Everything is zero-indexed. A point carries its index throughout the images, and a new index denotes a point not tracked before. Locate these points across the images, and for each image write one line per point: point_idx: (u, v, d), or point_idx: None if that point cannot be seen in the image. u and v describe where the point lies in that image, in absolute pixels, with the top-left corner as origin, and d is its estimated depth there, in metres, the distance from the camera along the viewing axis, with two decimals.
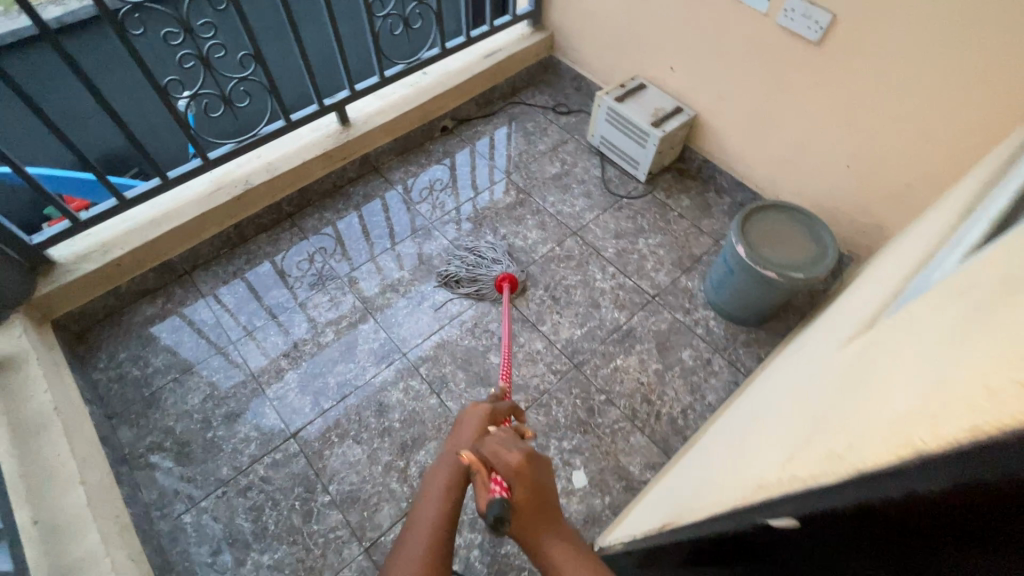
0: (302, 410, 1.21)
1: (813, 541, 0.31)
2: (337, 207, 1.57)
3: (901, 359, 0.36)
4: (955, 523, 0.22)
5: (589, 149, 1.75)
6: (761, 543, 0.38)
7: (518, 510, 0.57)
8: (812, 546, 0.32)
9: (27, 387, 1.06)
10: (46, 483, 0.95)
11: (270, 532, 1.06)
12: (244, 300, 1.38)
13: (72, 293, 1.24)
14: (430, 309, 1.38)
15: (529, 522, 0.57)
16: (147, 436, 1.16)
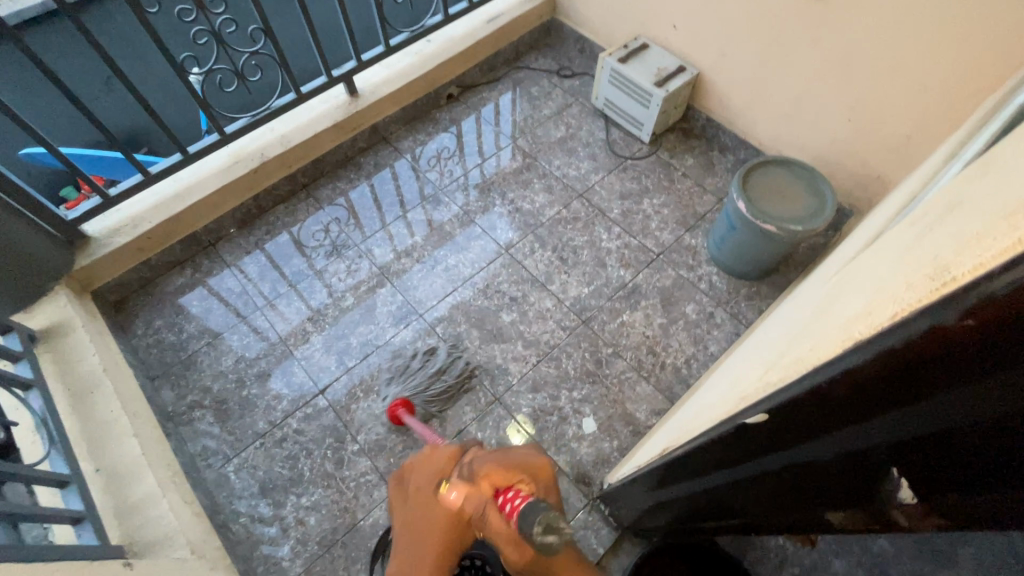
0: (327, 368, 1.30)
1: (784, 426, 0.38)
2: (349, 177, 1.62)
3: (862, 280, 0.41)
4: (872, 384, 0.29)
5: (594, 112, 1.77)
6: (744, 434, 0.45)
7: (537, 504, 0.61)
8: (782, 428, 0.39)
9: (77, 351, 1.16)
10: (103, 435, 1.05)
11: (306, 477, 1.16)
12: (266, 269, 1.45)
13: (109, 264, 1.32)
14: (443, 272, 1.45)
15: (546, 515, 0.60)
16: (187, 395, 1.26)
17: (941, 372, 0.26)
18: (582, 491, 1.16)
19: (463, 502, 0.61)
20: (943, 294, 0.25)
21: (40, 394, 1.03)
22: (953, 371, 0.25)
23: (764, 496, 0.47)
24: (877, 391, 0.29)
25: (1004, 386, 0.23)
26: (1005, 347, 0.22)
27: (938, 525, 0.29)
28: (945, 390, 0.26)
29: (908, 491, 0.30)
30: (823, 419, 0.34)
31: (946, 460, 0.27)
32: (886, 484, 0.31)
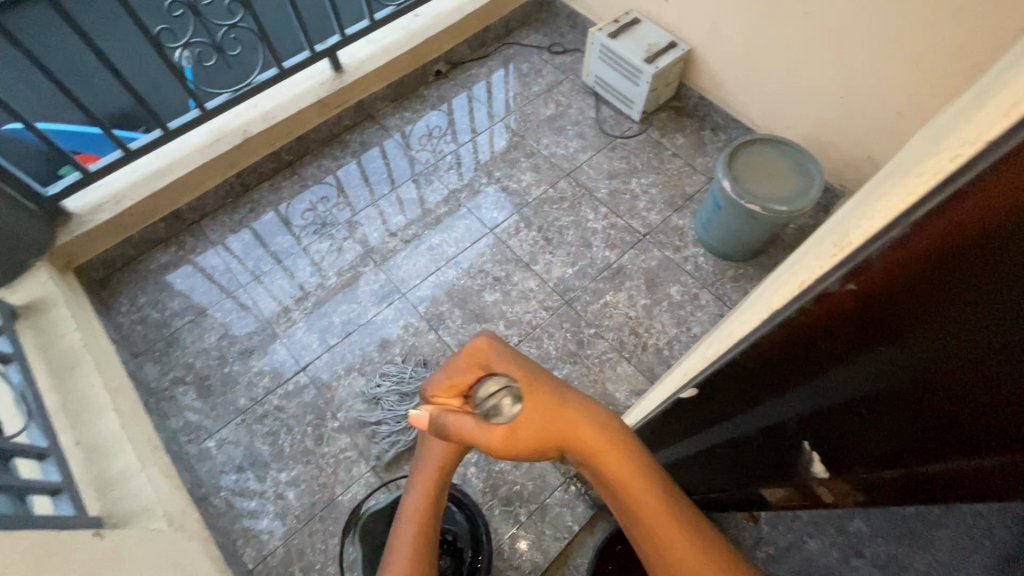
0: (310, 346, 1.30)
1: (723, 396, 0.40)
2: (335, 155, 1.60)
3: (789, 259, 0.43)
4: (789, 354, 0.33)
5: (585, 89, 1.73)
6: (684, 410, 0.48)
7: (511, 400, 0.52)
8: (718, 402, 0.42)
9: (58, 327, 1.16)
10: (84, 410, 1.06)
11: (286, 453, 1.17)
12: (250, 247, 1.45)
13: (91, 241, 1.32)
14: (427, 251, 1.44)
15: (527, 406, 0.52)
16: (170, 371, 1.27)
17: (846, 338, 0.29)
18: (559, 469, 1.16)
19: (427, 419, 0.54)
20: (842, 257, 0.27)
21: (19, 368, 1.04)
22: (855, 339, 0.28)
23: (709, 470, 0.49)
24: (795, 358, 0.32)
25: (901, 350, 0.26)
26: (898, 308, 0.25)
27: (856, 499, 0.32)
28: (852, 358, 0.29)
29: (820, 464, 0.33)
30: (755, 391, 0.37)
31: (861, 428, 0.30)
32: (803, 458, 0.34)
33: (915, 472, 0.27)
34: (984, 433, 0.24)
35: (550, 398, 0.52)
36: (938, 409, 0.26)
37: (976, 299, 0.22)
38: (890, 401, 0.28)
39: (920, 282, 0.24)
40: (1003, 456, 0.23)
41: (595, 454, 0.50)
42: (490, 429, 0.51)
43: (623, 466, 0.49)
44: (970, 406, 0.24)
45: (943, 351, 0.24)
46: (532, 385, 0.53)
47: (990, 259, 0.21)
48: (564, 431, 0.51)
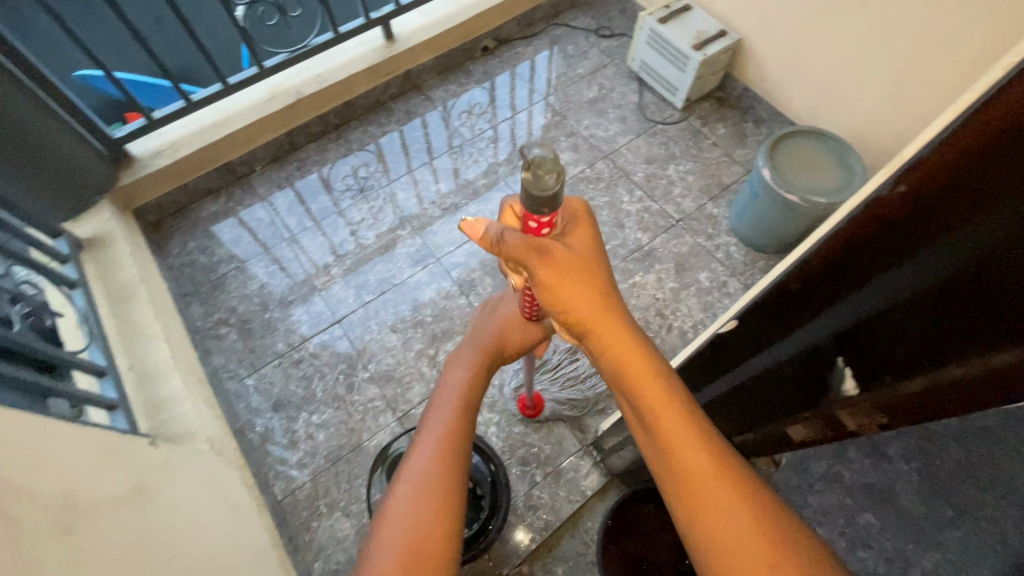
0: (345, 300, 1.36)
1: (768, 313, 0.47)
2: (380, 122, 1.65)
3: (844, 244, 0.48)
4: (834, 267, 0.39)
5: (629, 74, 1.74)
6: (724, 345, 0.55)
7: (554, 257, 0.58)
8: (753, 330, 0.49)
9: (117, 260, 1.24)
10: (137, 337, 1.14)
11: (318, 397, 1.23)
12: (294, 204, 1.51)
13: (149, 184, 1.40)
14: (463, 220, 1.48)
15: (559, 274, 0.58)
16: (214, 312, 1.34)
17: (886, 247, 0.35)
18: (577, 437, 1.20)
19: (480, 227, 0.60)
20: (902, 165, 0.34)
21: (83, 294, 1.12)
22: (892, 249, 0.35)
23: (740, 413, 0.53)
24: (839, 266, 0.39)
25: (927, 258, 0.32)
26: (933, 215, 0.32)
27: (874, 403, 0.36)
28: (885, 270, 0.35)
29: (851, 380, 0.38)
30: (801, 312, 0.43)
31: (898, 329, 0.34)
32: (832, 379, 0.39)
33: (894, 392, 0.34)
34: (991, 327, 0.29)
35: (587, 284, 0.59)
36: (955, 308, 0.31)
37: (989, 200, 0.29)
38: (891, 316, 0.35)
39: (953, 179, 0.30)
40: (987, 355, 0.29)
41: (610, 344, 0.58)
42: (543, 251, 0.58)
43: (649, 364, 0.56)
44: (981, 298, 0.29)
45: (957, 252, 0.30)
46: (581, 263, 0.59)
47: (1001, 166, 0.28)
48: (599, 307, 0.58)
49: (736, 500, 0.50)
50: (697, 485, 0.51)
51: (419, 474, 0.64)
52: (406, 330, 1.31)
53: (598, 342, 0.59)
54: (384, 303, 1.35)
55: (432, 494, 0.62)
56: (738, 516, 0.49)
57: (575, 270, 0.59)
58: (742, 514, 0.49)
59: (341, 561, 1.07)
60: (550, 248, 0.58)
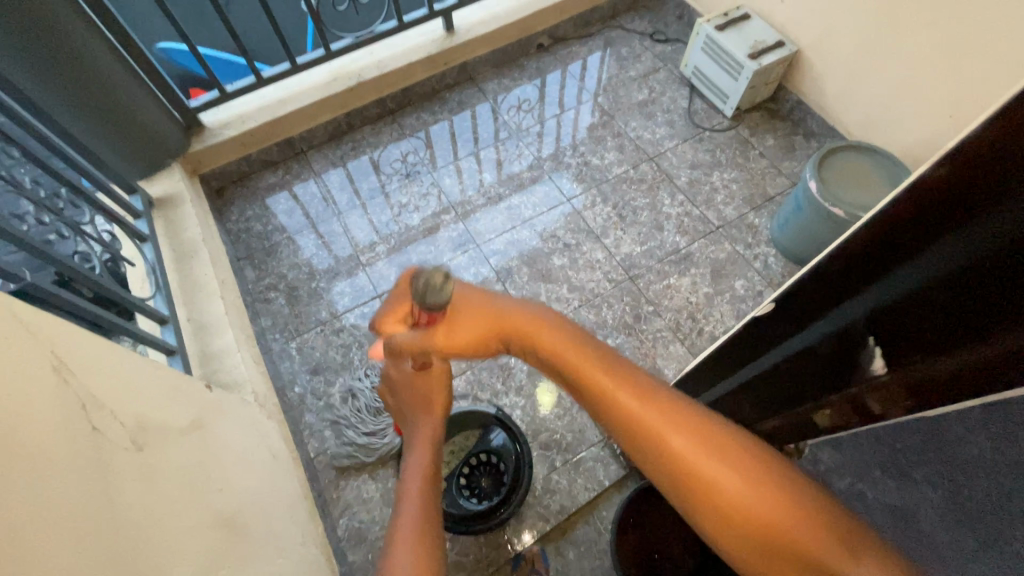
0: (387, 276, 1.42)
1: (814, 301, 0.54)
2: (433, 110, 1.71)
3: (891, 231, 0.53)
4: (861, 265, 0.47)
5: (680, 79, 1.75)
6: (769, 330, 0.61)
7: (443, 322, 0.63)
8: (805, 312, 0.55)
9: (183, 220, 1.33)
10: (197, 292, 1.22)
11: (355, 365, 1.30)
12: (345, 182, 1.58)
13: (217, 152, 1.49)
14: (505, 210, 1.52)
15: (455, 330, 0.63)
16: (266, 277, 1.42)
17: (908, 247, 0.42)
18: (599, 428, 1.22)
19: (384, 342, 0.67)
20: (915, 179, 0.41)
21: (152, 247, 1.21)
22: (906, 249, 0.42)
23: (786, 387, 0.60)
24: (874, 265, 0.46)
25: (945, 249, 0.39)
26: (944, 221, 0.39)
27: (899, 385, 0.45)
28: (894, 269, 0.44)
29: (880, 360, 0.46)
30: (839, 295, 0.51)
31: (923, 315, 0.41)
32: (863, 357, 0.48)
33: (912, 373, 0.43)
34: (990, 317, 0.36)
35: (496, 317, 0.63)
36: (966, 305, 0.38)
37: (988, 210, 0.35)
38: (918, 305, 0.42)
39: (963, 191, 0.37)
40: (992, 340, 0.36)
41: (556, 351, 0.61)
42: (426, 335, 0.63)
43: (606, 377, 0.57)
44: (984, 290, 0.36)
45: (964, 251, 0.37)
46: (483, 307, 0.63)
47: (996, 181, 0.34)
48: (505, 325, 0.63)
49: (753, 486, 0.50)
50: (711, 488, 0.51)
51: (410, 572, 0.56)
52: None
53: (541, 358, 0.62)
54: None
55: None
56: (753, 496, 0.50)
57: (468, 319, 0.63)
58: (759, 492, 0.50)
59: (365, 520, 1.13)
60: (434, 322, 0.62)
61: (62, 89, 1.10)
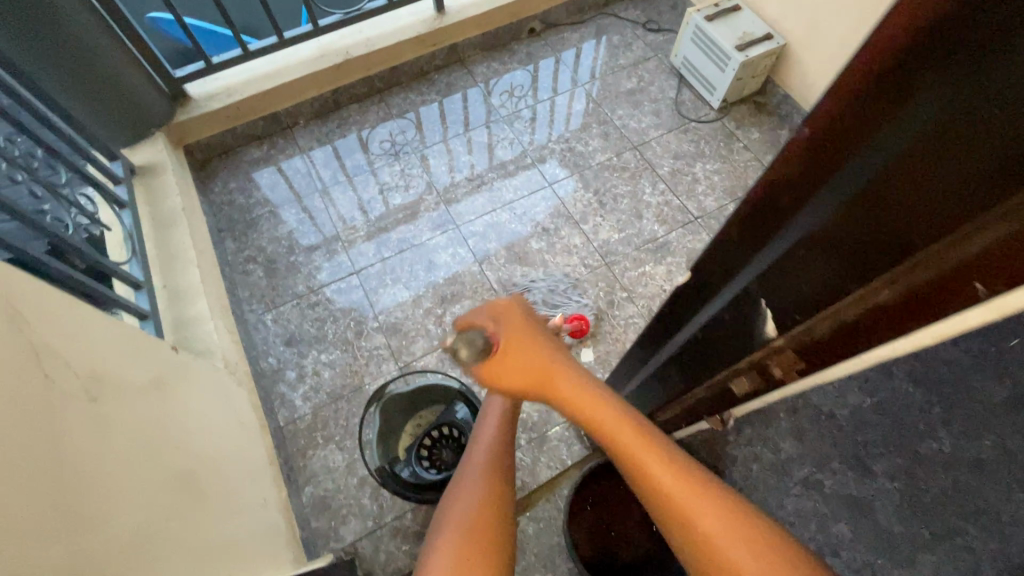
0: (366, 253, 1.43)
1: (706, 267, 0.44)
2: (421, 91, 1.71)
3: None
4: (742, 228, 0.37)
5: (670, 70, 1.75)
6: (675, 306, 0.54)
7: (499, 356, 0.57)
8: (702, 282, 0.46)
9: (163, 189, 1.34)
10: (173, 260, 1.23)
11: (328, 338, 1.31)
12: (329, 159, 1.58)
13: (202, 124, 1.50)
14: (486, 192, 1.53)
15: (506, 369, 0.57)
16: (245, 249, 1.44)
17: (806, 188, 0.31)
18: None
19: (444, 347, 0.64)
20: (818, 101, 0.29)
21: (130, 214, 1.23)
22: (800, 193, 0.31)
23: (690, 360, 0.53)
24: (762, 221, 0.35)
25: (840, 185, 0.28)
26: (832, 150, 0.28)
27: (793, 345, 0.37)
28: (790, 219, 0.33)
29: (772, 326, 0.38)
30: (729, 256, 0.40)
31: (817, 273, 0.32)
32: (754, 322, 0.39)
33: (807, 335, 0.35)
34: (876, 261, 0.28)
35: (538, 354, 0.57)
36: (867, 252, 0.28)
37: (883, 124, 0.25)
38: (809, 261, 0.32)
39: (870, 109, 0.25)
40: (891, 282, 0.28)
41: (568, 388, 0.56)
42: (480, 362, 0.57)
43: (609, 412, 0.54)
44: (876, 229, 0.27)
45: (832, 204, 0.29)
46: (525, 337, 0.59)
47: (909, 90, 0.24)
48: (548, 368, 0.57)
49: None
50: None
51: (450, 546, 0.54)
52: (421, 288, 1.38)
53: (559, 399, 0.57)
54: (400, 261, 1.42)
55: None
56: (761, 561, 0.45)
57: (524, 358, 0.57)
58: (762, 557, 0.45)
59: (330, 489, 1.15)
60: (494, 349, 0.57)
61: (44, 52, 1.11)
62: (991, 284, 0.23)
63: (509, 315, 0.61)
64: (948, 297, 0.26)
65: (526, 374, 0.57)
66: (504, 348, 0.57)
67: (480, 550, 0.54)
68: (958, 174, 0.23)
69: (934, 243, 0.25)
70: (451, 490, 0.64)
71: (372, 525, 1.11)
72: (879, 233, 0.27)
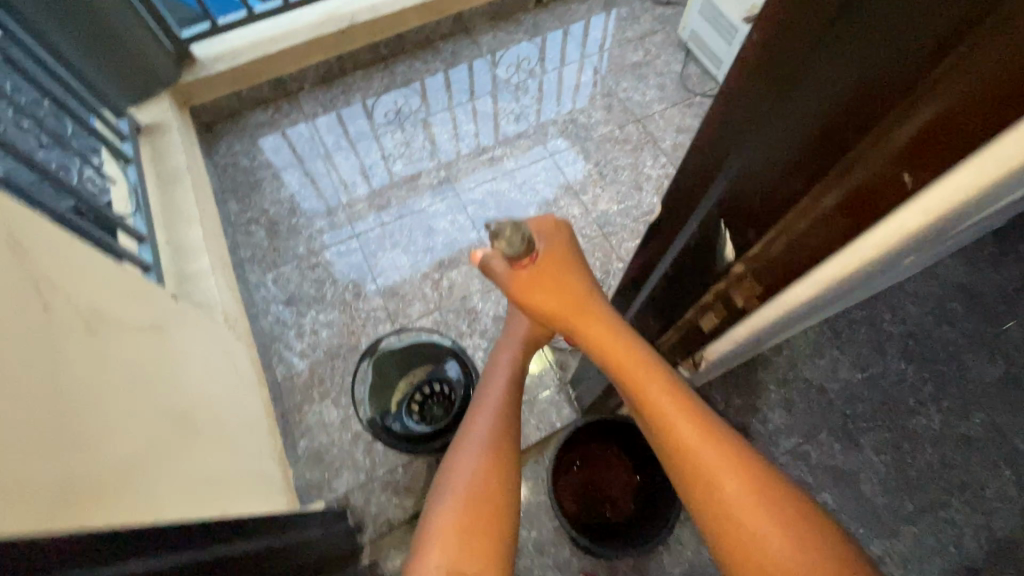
0: (366, 218, 1.45)
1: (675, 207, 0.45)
2: (426, 60, 1.70)
3: None
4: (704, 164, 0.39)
5: (677, 43, 1.73)
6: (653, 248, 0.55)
7: (534, 286, 0.63)
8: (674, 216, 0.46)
9: (168, 148, 1.36)
10: (177, 217, 1.26)
11: (327, 299, 1.34)
12: (332, 125, 1.59)
13: (207, 86, 1.51)
14: (487, 161, 1.54)
15: (536, 296, 0.64)
16: (248, 211, 1.46)
17: (756, 116, 0.32)
18: (556, 374, 1.25)
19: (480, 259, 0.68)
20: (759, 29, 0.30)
21: (135, 169, 1.25)
22: (752, 119, 0.32)
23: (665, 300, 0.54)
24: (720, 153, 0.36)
25: (788, 106, 0.30)
26: (775, 74, 0.29)
27: (754, 266, 0.39)
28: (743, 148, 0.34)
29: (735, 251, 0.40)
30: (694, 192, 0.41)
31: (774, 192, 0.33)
32: (719, 249, 0.41)
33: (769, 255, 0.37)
34: (822, 169, 0.30)
35: (570, 289, 0.63)
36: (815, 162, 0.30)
37: (815, 41, 0.26)
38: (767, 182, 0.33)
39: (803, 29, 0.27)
40: (835, 185, 0.30)
41: (597, 330, 0.61)
42: (518, 284, 0.64)
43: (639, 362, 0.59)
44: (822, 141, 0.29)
45: (781, 126, 0.30)
46: (562, 273, 0.64)
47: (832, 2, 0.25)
48: (576, 305, 0.63)
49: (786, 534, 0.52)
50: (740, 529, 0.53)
51: (468, 476, 0.67)
52: (419, 253, 1.40)
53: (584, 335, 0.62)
54: (399, 226, 1.44)
55: (480, 499, 0.65)
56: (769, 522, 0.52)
57: (558, 295, 0.63)
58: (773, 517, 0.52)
59: (324, 442, 1.18)
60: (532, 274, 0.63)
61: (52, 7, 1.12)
62: (919, 172, 0.26)
63: (553, 246, 0.66)
64: (885, 194, 0.28)
65: (554, 307, 0.63)
66: (540, 281, 0.63)
67: (491, 486, 0.66)
68: (882, 73, 0.24)
69: (867, 138, 0.27)
70: (471, 425, 0.75)
71: (364, 478, 1.14)
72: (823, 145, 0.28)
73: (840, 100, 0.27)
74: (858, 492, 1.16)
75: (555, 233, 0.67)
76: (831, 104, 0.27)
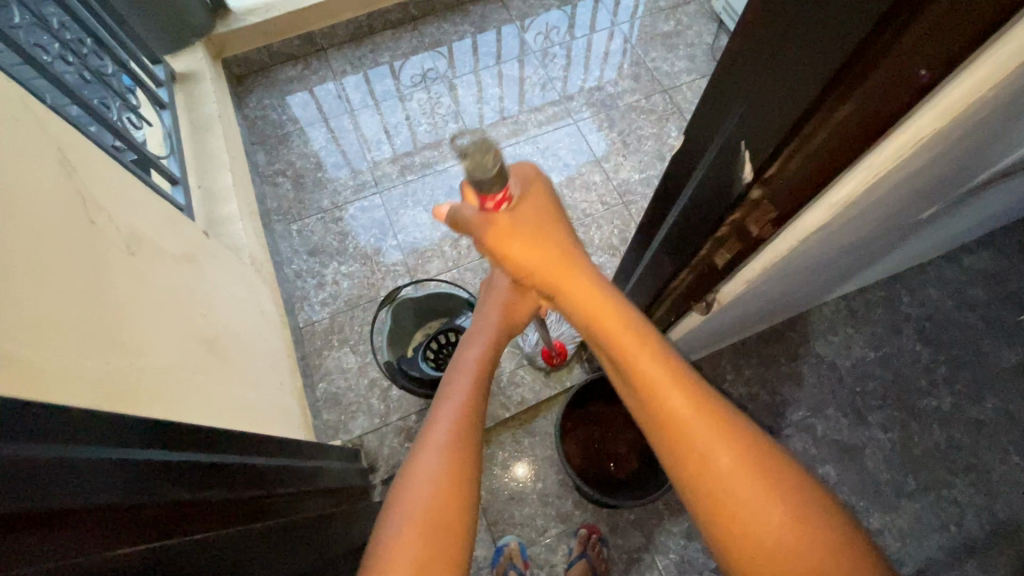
0: (390, 175, 1.47)
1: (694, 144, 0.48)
2: (455, 21, 1.70)
3: None
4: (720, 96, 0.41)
5: (710, 14, 1.70)
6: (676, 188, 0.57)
7: (506, 233, 0.63)
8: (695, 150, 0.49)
9: (202, 96, 1.40)
10: (208, 163, 1.30)
11: (348, 251, 1.37)
12: (359, 83, 1.61)
13: (241, 38, 1.54)
14: (511, 125, 1.55)
15: (505, 245, 0.64)
16: (276, 162, 1.49)
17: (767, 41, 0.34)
18: None
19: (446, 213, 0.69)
20: None
21: (170, 114, 1.30)
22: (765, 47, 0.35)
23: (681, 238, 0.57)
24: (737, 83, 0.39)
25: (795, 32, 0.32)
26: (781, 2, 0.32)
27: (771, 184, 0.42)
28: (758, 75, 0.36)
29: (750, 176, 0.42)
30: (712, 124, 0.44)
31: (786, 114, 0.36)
32: (735, 176, 0.44)
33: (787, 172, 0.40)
34: (831, 86, 0.32)
35: (544, 246, 0.64)
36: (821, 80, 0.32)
37: None
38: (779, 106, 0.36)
39: None
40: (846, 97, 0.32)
41: (576, 291, 0.62)
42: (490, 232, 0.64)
43: (624, 329, 0.59)
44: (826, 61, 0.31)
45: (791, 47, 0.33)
46: (536, 228, 0.64)
47: None
48: (555, 260, 0.63)
49: (774, 495, 0.53)
50: (729, 493, 0.53)
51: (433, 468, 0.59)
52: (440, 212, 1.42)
53: (565, 296, 0.63)
54: (422, 185, 1.46)
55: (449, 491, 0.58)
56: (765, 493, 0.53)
57: (534, 247, 0.63)
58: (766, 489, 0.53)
59: (342, 386, 1.23)
60: (506, 223, 0.63)
61: None
62: (933, 65, 0.29)
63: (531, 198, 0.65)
64: (902, 93, 0.31)
65: (531, 259, 0.63)
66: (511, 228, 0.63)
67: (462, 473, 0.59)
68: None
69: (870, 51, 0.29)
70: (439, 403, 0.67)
71: (378, 421, 1.19)
72: (826, 64, 0.31)
73: (840, 22, 0.29)
74: (863, 466, 1.16)
75: (535, 182, 0.66)
76: (832, 25, 0.29)
